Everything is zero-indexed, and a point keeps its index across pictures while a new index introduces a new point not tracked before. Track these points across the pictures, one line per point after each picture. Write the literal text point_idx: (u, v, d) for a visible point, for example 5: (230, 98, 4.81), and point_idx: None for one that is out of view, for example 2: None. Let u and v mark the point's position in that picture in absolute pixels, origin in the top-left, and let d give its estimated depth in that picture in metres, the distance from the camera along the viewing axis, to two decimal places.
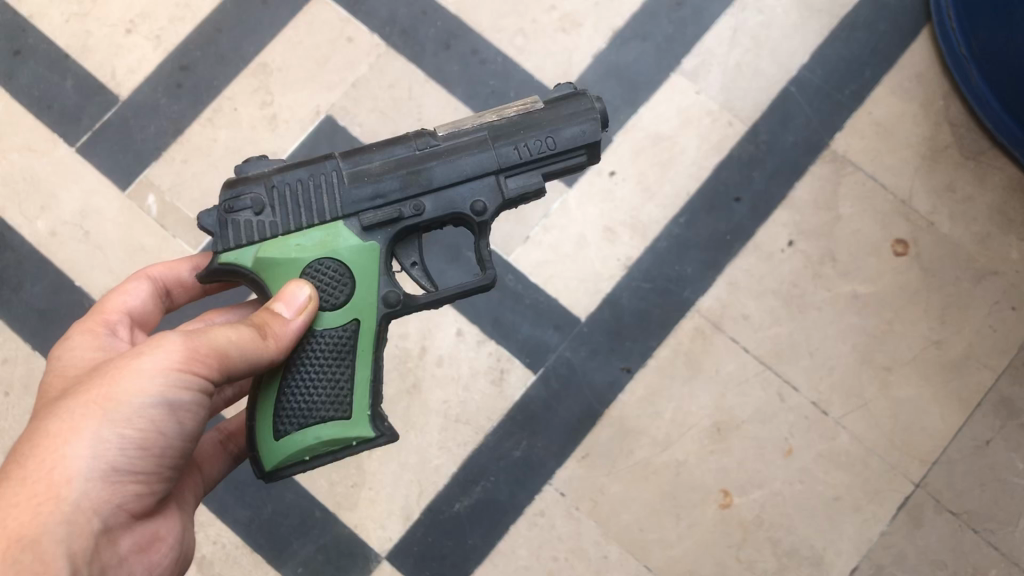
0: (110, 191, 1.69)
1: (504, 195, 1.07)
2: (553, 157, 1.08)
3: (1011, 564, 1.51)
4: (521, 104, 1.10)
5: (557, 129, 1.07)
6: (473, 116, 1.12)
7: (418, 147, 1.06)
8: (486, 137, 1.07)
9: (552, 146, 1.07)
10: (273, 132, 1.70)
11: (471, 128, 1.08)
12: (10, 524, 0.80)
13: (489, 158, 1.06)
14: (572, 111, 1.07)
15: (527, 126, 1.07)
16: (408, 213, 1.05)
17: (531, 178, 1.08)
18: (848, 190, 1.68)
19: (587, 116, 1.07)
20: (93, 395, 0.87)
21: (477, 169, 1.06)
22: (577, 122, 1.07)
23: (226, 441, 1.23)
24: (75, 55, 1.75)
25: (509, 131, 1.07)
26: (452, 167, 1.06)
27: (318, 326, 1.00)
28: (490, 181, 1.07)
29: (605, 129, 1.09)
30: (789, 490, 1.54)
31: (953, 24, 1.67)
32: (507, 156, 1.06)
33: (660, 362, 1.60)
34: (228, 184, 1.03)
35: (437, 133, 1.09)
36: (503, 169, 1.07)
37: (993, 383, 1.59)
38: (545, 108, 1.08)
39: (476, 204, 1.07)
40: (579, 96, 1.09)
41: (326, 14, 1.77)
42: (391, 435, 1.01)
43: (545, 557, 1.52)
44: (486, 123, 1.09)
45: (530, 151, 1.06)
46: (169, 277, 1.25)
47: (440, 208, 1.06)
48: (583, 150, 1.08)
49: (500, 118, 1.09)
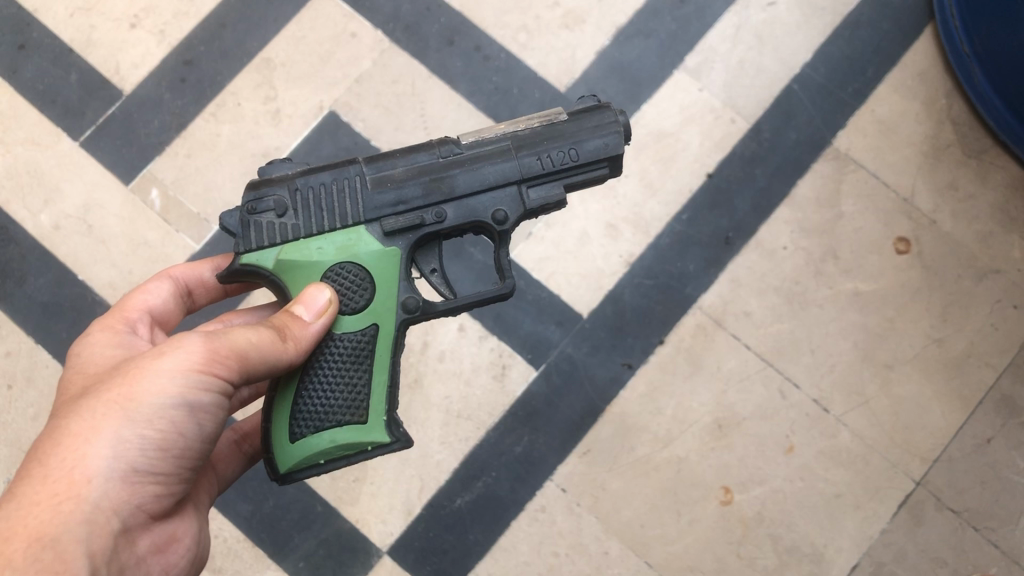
0: (114, 185, 1.69)
1: (526, 205, 1.08)
2: (575, 169, 1.08)
3: (1011, 562, 1.51)
4: (545, 114, 1.11)
5: (581, 141, 1.07)
6: (497, 125, 1.13)
7: (441, 155, 1.07)
8: (509, 147, 1.07)
9: (574, 158, 1.07)
10: (276, 127, 1.71)
11: (494, 137, 1.09)
12: (30, 523, 0.80)
13: (512, 168, 1.06)
14: (596, 123, 1.08)
15: (550, 137, 1.07)
16: (429, 220, 1.05)
17: (552, 190, 1.09)
18: (850, 188, 1.68)
19: (610, 128, 1.08)
20: (115, 394, 0.87)
21: (500, 179, 1.06)
22: (600, 135, 1.08)
23: (241, 442, 1.23)
24: (79, 50, 1.76)
25: (532, 141, 1.08)
26: (475, 176, 1.06)
27: (338, 330, 1.01)
28: (512, 191, 1.07)
29: (627, 142, 1.10)
30: (790, 487, 1.54)
31: (955, 23, 1.67)
32: (529, 166, 1.07)
33: (661, 358, 1.60)
34: (251, 185, 1.04)
35: (460, 141, 1.09)
36: (525, 179, 1.07)
37: (994, 381, 1.59)
38: (568, 119, 1.09)
39: (498, 213, 1.07)
40: (601, 109, 1.10)
41: (330, 9, 1.77)
42: (406, 440, 1.01)
43: (546, 553, 1.53)
44: (510, 133, 1.09)
45: (552, 162, 1.07)
46: (190, 277, 1.26)
47: (462, 216, 1.07)
48: (606, 163, 1.09)
49: (523, 127, 1.10)
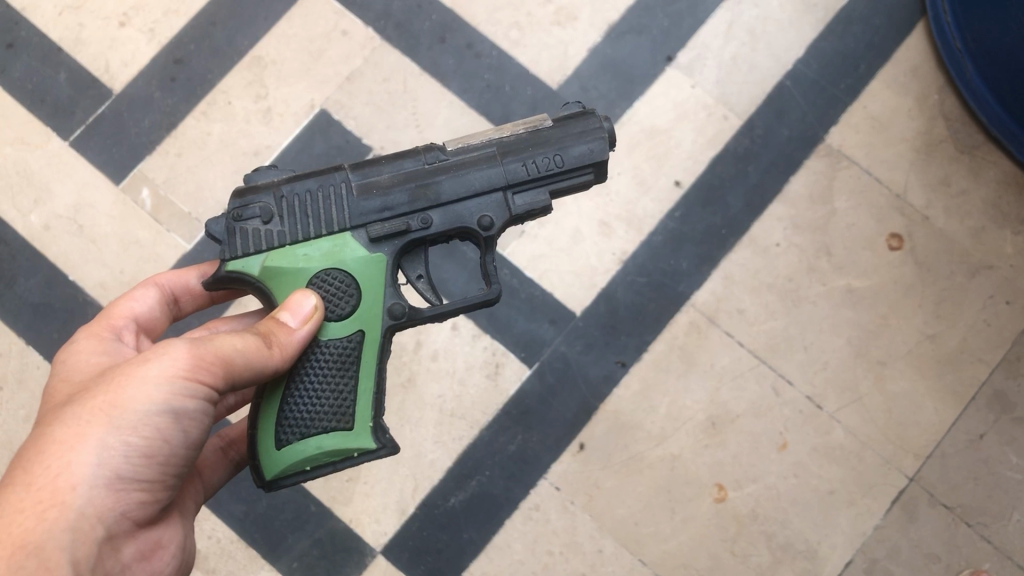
0: (105, 185, 1.68)
1: (512, 211, 1.07)
2: (560, 175, 1.08)
3: (1004, 558, 1.51)
4: (530, 121, 1.11)
5: (566, 148, 1.07)
6: (483, 131, 1.12)
7: (427, 161, 1.06)
8: (495, 153, 1.07)
9: (560, 163, 1.07)
10: (267, 125, 1.70)
11: (480, 144, 1.09)
12: (15, 530, 0.79)
13: (498, 174, 1.06)
14: (581, 129, 1.08)
15: (535, 144, 1.07)
16: (415, 226, 1.05)
17: (538, 195, 1.08)
18: (843, 184, 1.68)
19: (595, 134, 1.08)
20: (99, 402, 0.87)
21: (485, 185, 1.06)
22: (585, 141, 1.07)
23: (227, 448, 1.23)
24: (68, 48, 1.74)
25: (518, 147, 1.07)
26: (460, 182, 1.06)
27: (324, 336, 1.00)
28: (498, 197, 1.07)
29: (612, 147, 1.10)
30: (784, 484, 1.54)
31: (947, 19, 1.67)
32: (515, 172, 1.06)
33: (655, 356, 1.60)
34: (237, 192, 1.03)
35: (446, 147, 1.09)
36: (511, 185, 1.07)
37: (987, 377, 1.59)
38: (554, 125, 1.09)
39: (484, 219, 1.06)
40: (587, 114, 1.10)
41: (321, 6, 1.76)
42: (393, 446, 1.01)
43: (541, 551, 1.52)
44: (495, 140, 1.09)
45: (538, 168, 1.07)
46: (178, 284, 1.25)
47: (448, 222, 1.06)
48: (591, 169, 1.08)
49: (509, 134, 1.09)
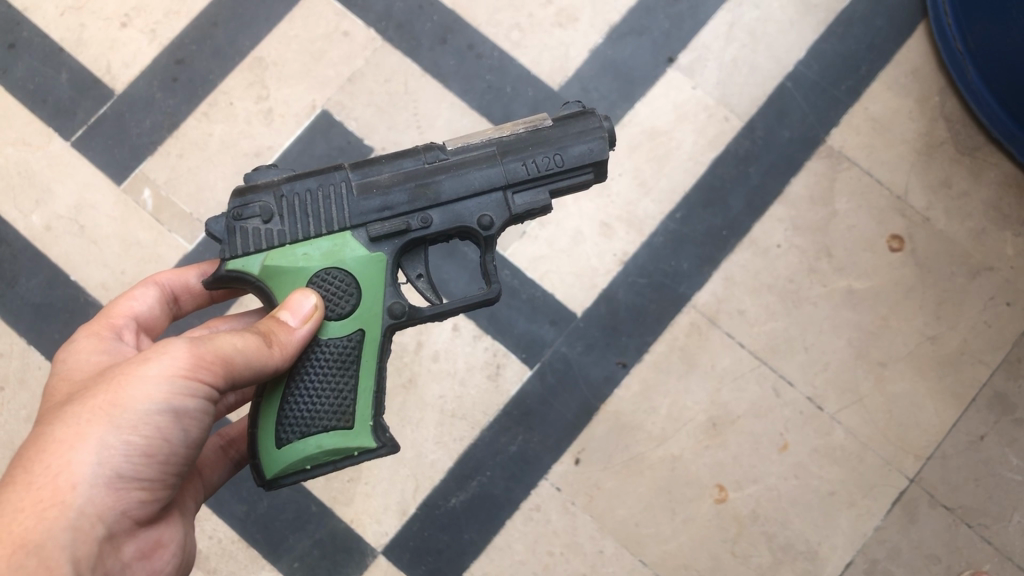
0: (106, 186, 1.68)
1: (512, 211, 1.08)
2: (560, 174, 1.08)
3: (1004, 559, 1.52)
4: (529, 120, 1.11)
5: (565, 147, 1.07)
6: (483, 131, 1.12)
7: (427, 160, 1.07)
8: (495, 152, 1.07)
9: (560, 163, 1.07)
10: (268, 126, 1.70)
11: (480, 143, 1.09)
12: (16, 529, 0.80)
13: (497, 174, 1.06)
14: (581, 129, 1.08)
15: (535, 143, 1.07)
16: (415, 225, 1.05)
17: (538, 195, 1.09)
18: (844, 185, 1.68)
19: (595, 134, 1.08)
20: (99, 401, 0.87)
21: (485, 184, 1.06)
22: (585, 141, 1.08)
23: (227, 447, 1.23)
24: (69, 49, 1.75)
25: (518, 147, 1.07)
26: (460, 181, 1.06)
27: (324, 335, 1.00)
28: (498, 196, 1.07)
29: (612, 147, 1.10)
30: (784, 485, 1.55)
31: (948, 20, 1.67)
32: (514, 172, 1.07)
33: (655, 357, 1.60)
34: (237, 191, 1.03)
35: (446, 146, 1.09)
36: (510, 185, 1.07)
37: (988, 378, 1.59)
38: (553, 125, 1.09)
39: (484, 218, 1.07)
40: (587, 114, 1.10)
41: (322, 7, 1.76)
42: (392, 445, 1.01)
43: (541, 552, 1.53)
44: (495, 139, 1.09)
45: (538, 167, 1.07)
46: (178, 283, 1.25)
47: (447, 221, 1.06)
48: (590, 169, 1.09)
49: (508, 134, 1.09)
